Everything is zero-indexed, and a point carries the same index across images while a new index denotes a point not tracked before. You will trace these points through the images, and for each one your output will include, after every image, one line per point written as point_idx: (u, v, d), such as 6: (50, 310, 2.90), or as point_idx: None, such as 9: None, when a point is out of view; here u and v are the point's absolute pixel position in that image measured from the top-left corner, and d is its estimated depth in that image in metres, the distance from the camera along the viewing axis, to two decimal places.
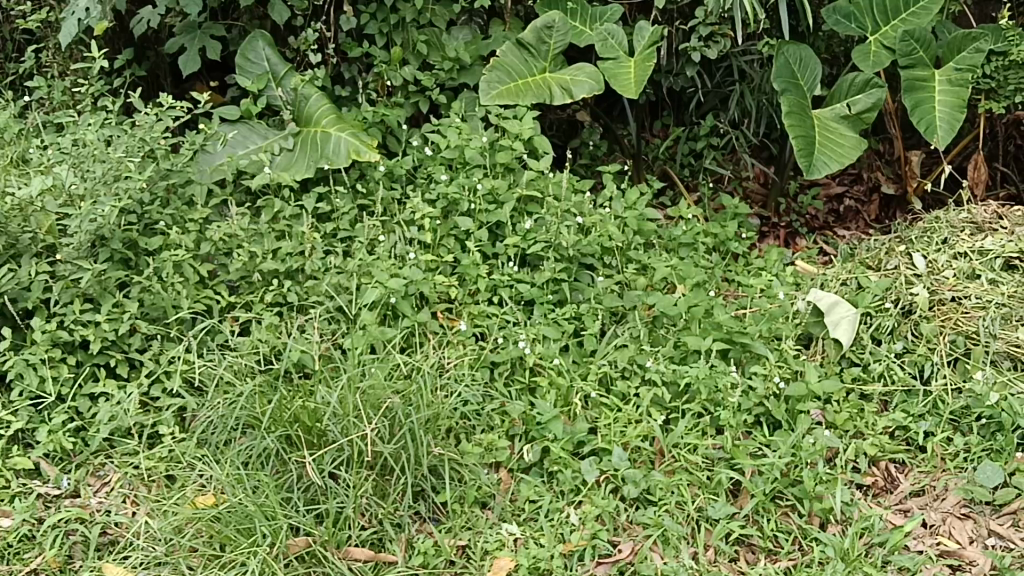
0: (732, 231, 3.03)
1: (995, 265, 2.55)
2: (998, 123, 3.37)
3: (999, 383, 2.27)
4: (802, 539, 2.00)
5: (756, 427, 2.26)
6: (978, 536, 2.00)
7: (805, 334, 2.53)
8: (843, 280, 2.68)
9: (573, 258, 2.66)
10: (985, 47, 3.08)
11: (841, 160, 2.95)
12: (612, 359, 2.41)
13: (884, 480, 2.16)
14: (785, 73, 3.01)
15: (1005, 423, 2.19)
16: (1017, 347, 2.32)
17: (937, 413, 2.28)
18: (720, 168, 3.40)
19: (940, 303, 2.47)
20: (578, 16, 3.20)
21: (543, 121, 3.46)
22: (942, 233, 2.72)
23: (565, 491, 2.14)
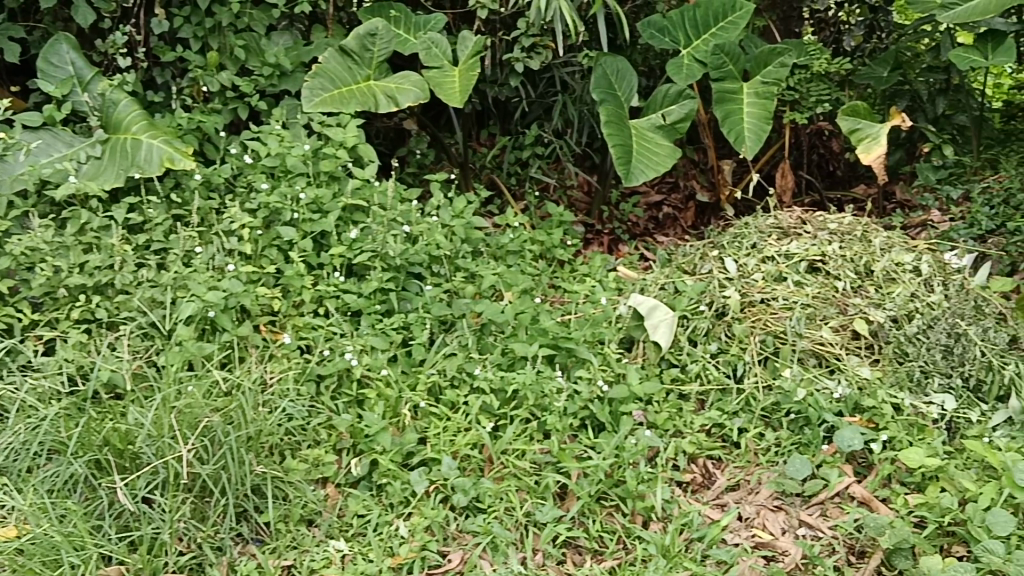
0: (557, 238, 3.11)
1: (800, 268, 2.70)
2: (802, 134, 3.60)
3: (805, 379, 2.41)
4: (626, 539, 2.04)
5: (581, 430, 2.31)
6: (789, 526, 2.10)
7: (626, 337, 2.63)
8: (661, 285, 2.78)
9: (400, 267, 2.63)
10: (788, 62, 3.27)
11: (657, 168, 3.08)
12: (441, 368, 2.40)
13: (702, 477, 2.26)
14: (604, 84, 3.10)
15: (811, 417, 2.31)
16: (821, 346, 2.47)
17: (749, 410, 2.39)
18: (546, 176, 3.46)
19: (750, 305, 2.61)
20: (402, 25, 3.19)
21: (369, 129, 3.43)
22: (751, 238, 2.86)
23: (394, 503, 2.11)
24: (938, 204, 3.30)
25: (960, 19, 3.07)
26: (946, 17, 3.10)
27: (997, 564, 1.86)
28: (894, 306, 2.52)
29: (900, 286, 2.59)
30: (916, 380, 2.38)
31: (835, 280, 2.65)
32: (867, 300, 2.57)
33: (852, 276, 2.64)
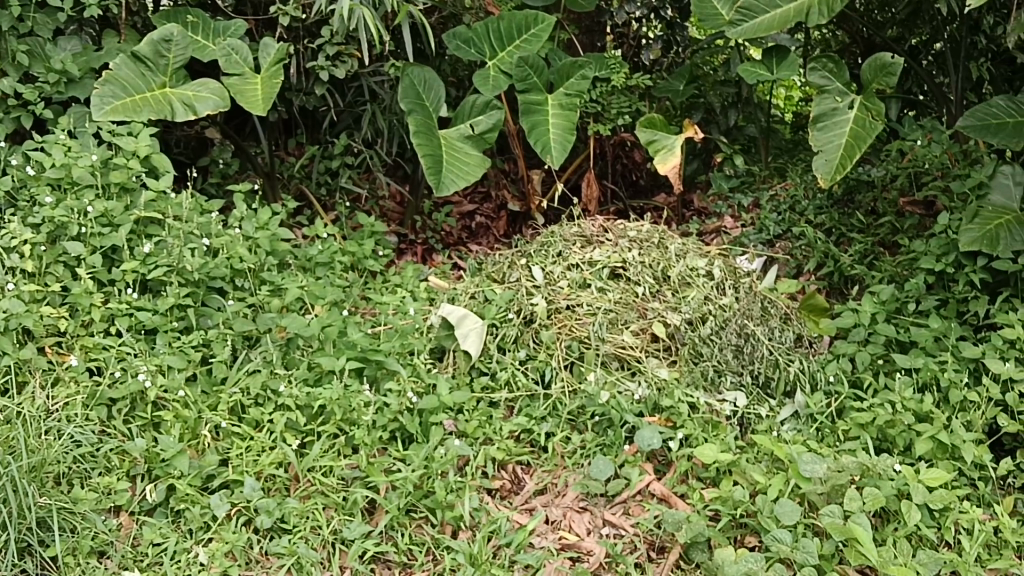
0: (368, 249, 3.07)
1: (603, 275, 2.78)
2: (606, 145, 3.72)
3: (608, 382, 2.49)
4: (435, 550, 2.03)
5: (391, 443, 2.28)
6: (594, 526, 2.15)
7: (437, 347, 2.63)
8: (471, 294, 2.80)
9: (199, 282, 2.53)
10: (589, 74, 3.37)
11: (468, 178, 3.10)
12: (243, 386, 2.32)
13: (510, 482, 2.28)
14: (411, 94, 3.08)
15: (613, 419, 2.38)
16: (622, 350, 2.56)
17: (557, 415, 2.44)
18: (357, 187, 3.41)
19: (556, 312, 2.66)
20: (200, 31, 3.08)
21: (169, 138, 3.29)
22: (557, 246, 2.92)
23: (193, 529, 2.02)
24: (730, 211, 3.49)
25: (747, 35, 3.24)
26: (734, 33, 3.26)
27: (784, 552, 1.97)
28: (689, 309, 2.64)
29: (694, 290, 2.72)
30: (710, 379, 2.51)
31: (635, 285, 2.75)
32: (664, 304, 2.69)
33: (651, 281, 2.75)
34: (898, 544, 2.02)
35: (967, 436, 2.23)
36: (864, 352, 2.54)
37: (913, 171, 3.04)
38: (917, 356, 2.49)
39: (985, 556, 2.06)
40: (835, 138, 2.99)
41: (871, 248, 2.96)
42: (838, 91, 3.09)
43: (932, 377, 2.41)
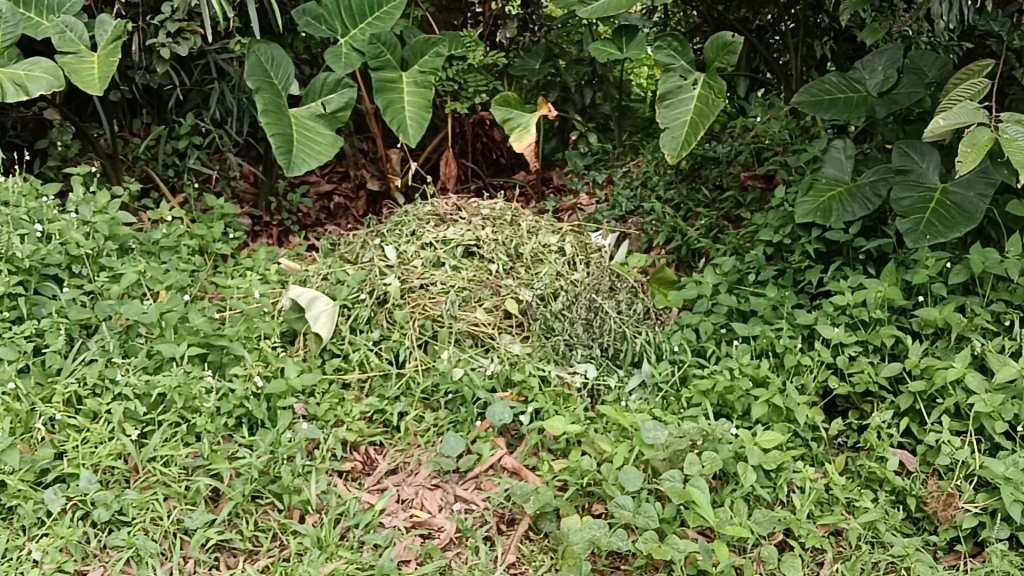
0: (218, 232, 3.00)
1: (456, 254, 2.80)
2: (465, 123, 3.73)
3: (462, 359, 2.51)
4: (281, 535, 2.01)
5: (237, 430, 2.24)
6: (445, 503, 2.16)
7: (288, 330, 2.59)
8: (323, 276, 2.77)
9: (32, 269, 2.44)
10: (443, 52, 3.35)
11: (319, 157, 3.05)
12: (80, 376, 2.24)
13: (362, 464, 2.27)
14: (258, 72, 3.02)
15: (465, 396, 2.40)
16: (475, 328, 2.58)
17: (410, 394, 2.44)
18: (207, 167, 3.32)
19: (410, 291, 2.66)
20: (32, 7, 2.94)
21: (2, 119, 3.14)
22: (410, 225, 2.92)
23: (26, 525, 1.94)
24: (586, 186, 3.58)
25: (597, 13, 3.30)
26: (585, 11, 3.32)
27: (628, 518, 2.03)
28: (540, 286, 2.70)
29: (546, 266, 2.78)
30: (562, 352, 2.57)
31: (488, 263, 2.78)
32: (517, 281, 2.73)
33: (504, 259, 2.79)
34: (735, 505, 2.13)
35: (800, 398, 2.34)
36: (707, 323, 2.66)
37: (755, 147, 3.22)
38: (757, 324, 2.60)
39: (816, 512, 2.17)
40: (681, 115, 3.08)
41: (715, 223, 3.10)
42: (683, 70, 3.18)
43: (769, 343, 2.53)
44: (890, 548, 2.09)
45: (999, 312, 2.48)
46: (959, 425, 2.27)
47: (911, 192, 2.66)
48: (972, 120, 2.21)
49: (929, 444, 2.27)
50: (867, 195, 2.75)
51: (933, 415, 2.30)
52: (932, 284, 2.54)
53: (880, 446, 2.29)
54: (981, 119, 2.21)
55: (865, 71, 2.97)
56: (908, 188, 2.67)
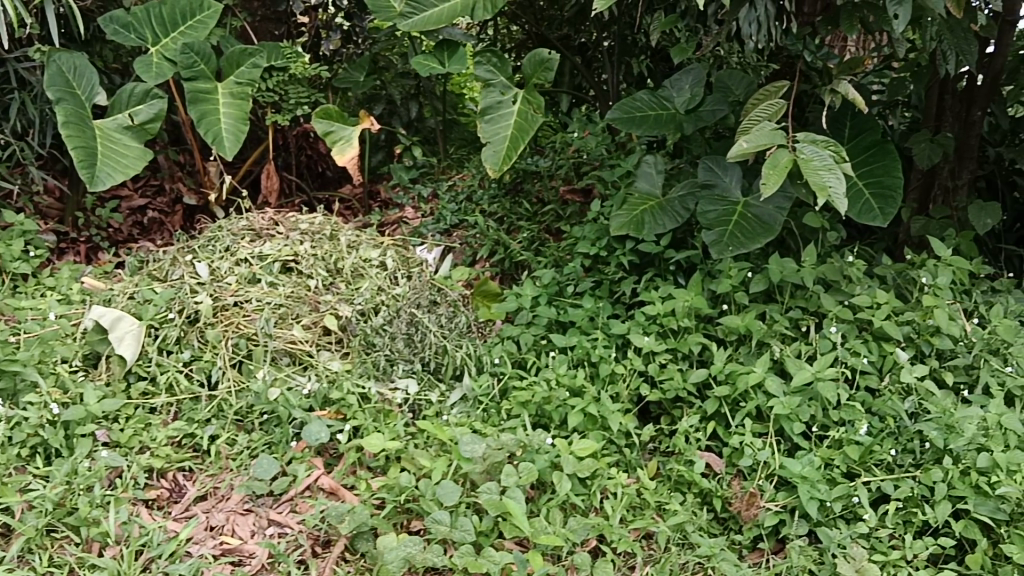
0: (17, 250, 2.84)
1: (273, 269, 2.75)
2: (289, 135, 3.65)
3: (279, 379, 2.45)
4: (79, 569, 1.89)
5: (31, 461, 2.12)
6: (258, 528, 2.10)
7: (91, 352, 2.48)
8: (129, 295, 2.66)
9: None
10: (260, 63, 3.28)
11: (126, 171, 2.98)
12: None
13: (170, 491, 2.18)
14: (58, 81, 2.88)
15: (281, 416, 2.34)
16: (292, 344, 2.53)
17: (222, 416, 2.36)
18: (6, 181, 3.11)
19: (223, 309, 2.59)
20: None
21: None
22: (224, 241, 2.87)
23: None
24: (411, 202, 3.61)
25: (418, 27, 3.28)
26: (406, 24, 3.28)
27: (444, 533, 2.03)
28: (361, 301, 2.69)
29: (366, 280, 2.78)
30: (382, 368, 2.55)
31: (307, 279, 2.75)
32: (337, 296, 2.70)
33: (323, 274, 2.77)
34: (551, 514, 2.17)
35: (613, 406, 2.43)
36: (528, 334, 2.74)
37: (575, 161, 3.45)
38: (574, 335, 2.70)
39: (628, 517, 2.24)
40: (501, 129, 3.16)
41: (536, 236, 3.25)
42: (502, 85, 3.24)
43: (585, 353, 2.63)
44: (697, 548, 2.17)
45: (797, 318, 2.65)
46: (761, 426, 2.41)
47: (714, 205, 2.82)
48: (771, 143, 2.15)
49: (734, 446, 2.39)
50: (676, 209, 2.92)
51: (737, 418, 2.42)
52: (735, 293, 2.69)
53: (688, 450, 2.39)
54: (779, 141, 2.16)
55: (673, 89, 3.12)
56: (713, 201, 2.83)
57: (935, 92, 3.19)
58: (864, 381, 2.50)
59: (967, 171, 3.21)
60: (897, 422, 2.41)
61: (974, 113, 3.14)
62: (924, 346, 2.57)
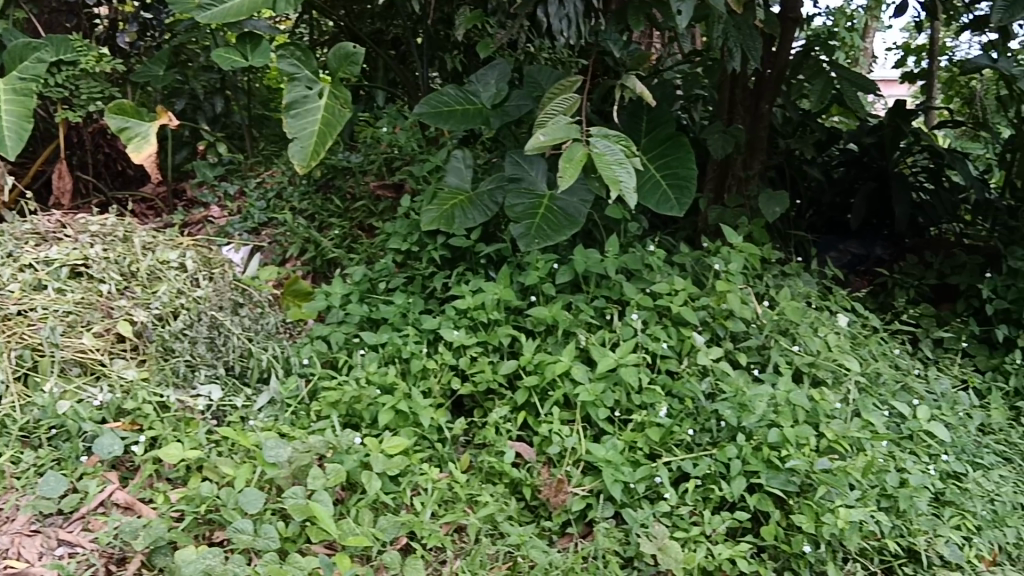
0: None
1: (61, 275, 2.62)
2: (84, 133, 3.48)
3: (70, 392, 2.32)
4: None
5: None
6: (47, 549, 1.98)
7: None
8: None
9: None
10: (46, 57, 3.08)
11: None
12: None
13: None
14: None
15: (70, 431, 2.21)
16: (83, 354, 2.40)
17: (5, 433, 2.21)
18: None
19: (4, 319, 2.43)
20: None
21: None
22: (5, 245, 2.71)
23: None
24: (217, 200, 3.56)
25: (216, 19, 3.16)
26: (203, 17, 3.17)
27: (246, 542, 1.97)
28: (158, 305, 2.58)
29: (164, 283, 2.68)
30: (182, 374, 2.46)
31: (99, 283, 2.63)
32: (132, 301, 2.59)
33: (116, 277, 2.65)
34: (359, 515, 2.13)
35: (424, 401, 2.44)
36: (339, 333, 2.69)
37: (387, 157, 3.49)
38: (385, 332, 2.68)
39: (438, 511, 2.24)
40: (308, 125, 3.09)
41: (348, 233, 3.23)
42: (307, 79, 3.19)
43: (395, 350, 2.61)
44: (506, 538, 2.20)
45: (601, 307, 2.74)
46: (568, 414, 2.48)
47: (522, 199, 2.90)
48: (567, 137, 2.14)
49: (542, 435, 2.44)
50: (486, 203, 2.97)
51: (546, 406, 2.48)
52: (542, 284, 2.75)
53: (499, 442, 2.42)
54: (574, 136, 2.15)
55: (478, 84, 3.15)
56: (520, 195, 2.91)
57: (728, 86, 3.38)
58: (665, 364, 2.60)
59: (757, 162, 3.41)
60: (695, 403, 2.52)
61: (762, 106, 3.36)
62: (718, 329, 2.71)
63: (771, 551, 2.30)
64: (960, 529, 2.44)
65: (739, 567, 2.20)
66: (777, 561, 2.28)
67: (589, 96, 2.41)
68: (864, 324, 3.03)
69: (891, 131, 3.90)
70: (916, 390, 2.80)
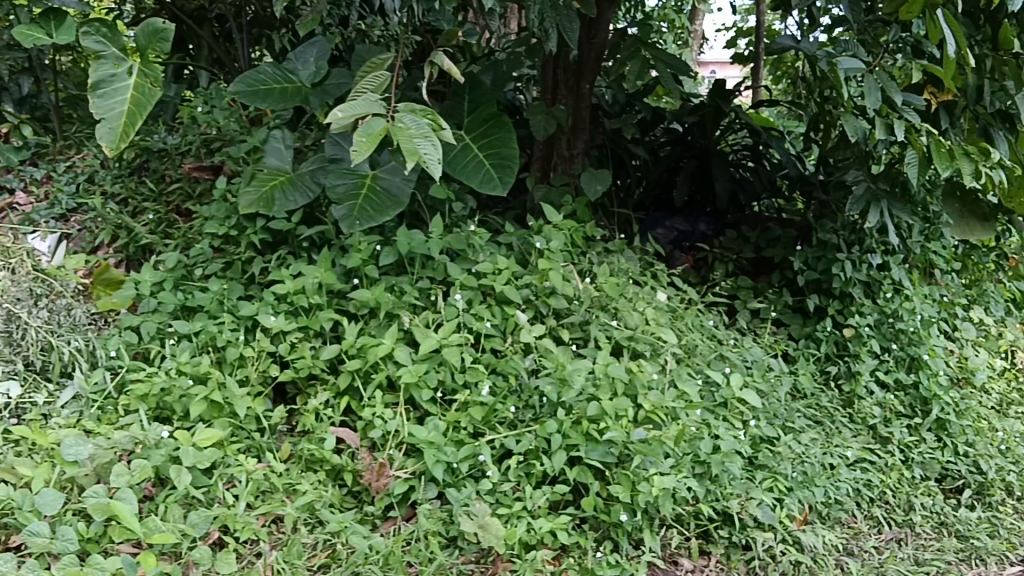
0: None
1: None
2: None
3: None
4: None
5: None
6: None
7: None
8: None
9: None
10: None
11: None
12: None
13: None
14: None
15: None
16: None
17: None
18: None
19: None
20: None
21: None
22: None
23: None
24: (22, 184, 3.34)
25: None
26: None
27: (43, 545, 1.86)
28: None
29: None
30: None
31: None
32: None
33: None
34: (168, 511, 2.06)
35: (239, 391, 2.37)
36: (150, 322, 2.56)
37: (205, 138, 3.36)
38: (200, 320, 2.57)
39: (252, 502, 2.18)
40: (116, 105, 2.93)
41: (164, 218, 3.12)
42: (115, 57, 3.03)
43: (210, 339, 2.52)
44: (325, 525, 2.17)
45: (426, 288, 2.72)
46: (391, 397, 2.45)
47: (344, 179, 2.85)
48: (368, 111, 2.12)
49: (365, 420, 2.40)
50: (308, 184, 2.91)
51: (369, 390, 2.44)
52: (365, 266, 2.70)
53: (319, 428, 2.37)
54: (376, 110, 2.13)
55: (298, 63, 3.09)
56: (342, 175, 2.85)
57: (550, 66, 3.43)
58: (489, 343, 2.61)
59: (580, 141, 3.49)
60: (518, 380, 2.54)
61: (583, 86, 3.43)
62: (542, 307, 2.75)
63: (592, 521, 2.35)
64: (773, 491, 2.59)
65: (559, 538, 2.24)
66: (598, 531, 2.34)
67: (397, 75, 2.40)
68: (683, 297, 3.13)
69: (712, 111, 4.04)
70: (729, 358, 2.91)
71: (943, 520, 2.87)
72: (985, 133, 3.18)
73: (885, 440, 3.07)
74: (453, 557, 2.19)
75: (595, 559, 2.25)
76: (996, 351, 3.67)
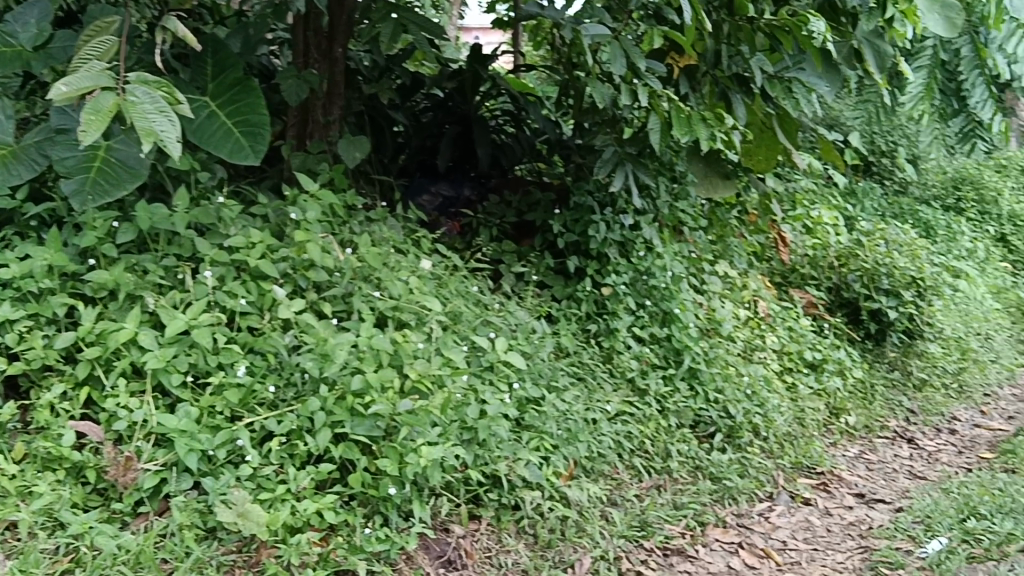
0: None
1: None
2: None
3: None
4: None
5: None
6: None
7: None
8: None
9: None
10: None
11: None
12: None
13: None
14: None
15: None
16: None
17: None
18: None
19: None
20: None
21: None
22: None
23: None
24: None
25: None
26: None
27: None
28: None
29: None
30: None
31: None
32: None
33: None
34: None
35: None
36: None
37: None
38: None
39: None
40: None
41: None
42: None
43: None
44: (66, 529, 1.99)
45: (172, 267, 2.54)
46: (138, 385, 2.27)
47: (72, 152, 2.60)
48: (94, 85, 1.89)
49: (109, 412, 2.22)
50: (32, 156, 2.63)
51: (111, 379, 2.25)
52: (102, 245, 2.49)
53: (55, 424, 2.16)
54: (103, 83, 1.90)
55: (15, 24, 2.76)
56: (69, 148, 2.60)
57: (300, 28, 3.29)
58: (244, 321, 2.48)
59: (336, 107, 3.39)
60: (277, 358, 2.43)
61: (335, 50, 3.34)
62: (300, 281, 2.64)
63: (361, 497, 2.30)
64: (539, 450, 2.64)
65: (326, 518, 2.18)
66: (367, 506, 2.29)
67: (124, 37, 2.20)
68: (446, 264, 3.12)
69: (471, 78, 3.95)
70: (493, 323, 2.93)
71: (697, 464, 3.05)
72: (723, 95, 3.30)
73: (643, 392, 3.21)
74: (211, 550, 2.08)
75: (364, 535, 2.21)
76: (740, 302, 3.92)
